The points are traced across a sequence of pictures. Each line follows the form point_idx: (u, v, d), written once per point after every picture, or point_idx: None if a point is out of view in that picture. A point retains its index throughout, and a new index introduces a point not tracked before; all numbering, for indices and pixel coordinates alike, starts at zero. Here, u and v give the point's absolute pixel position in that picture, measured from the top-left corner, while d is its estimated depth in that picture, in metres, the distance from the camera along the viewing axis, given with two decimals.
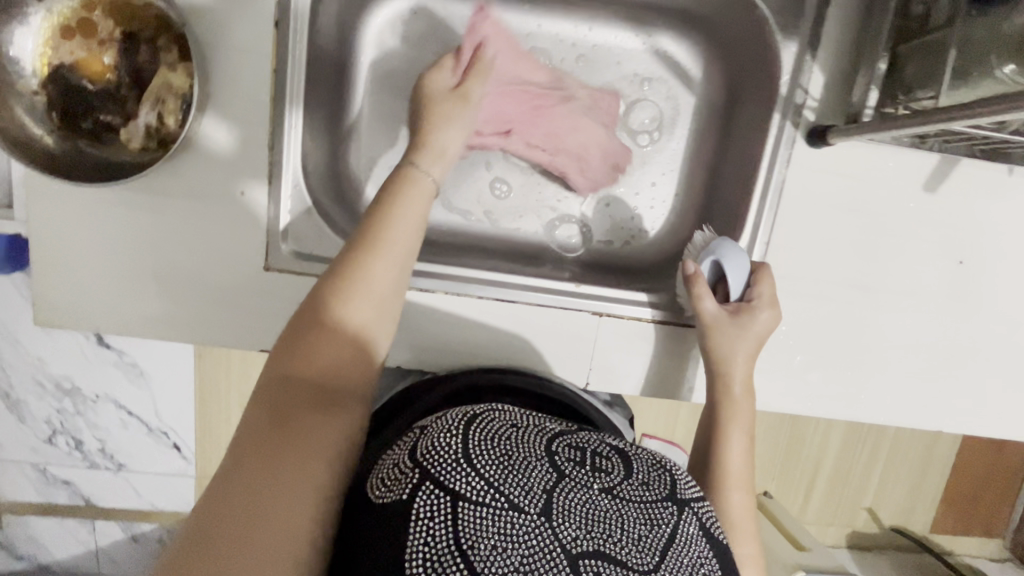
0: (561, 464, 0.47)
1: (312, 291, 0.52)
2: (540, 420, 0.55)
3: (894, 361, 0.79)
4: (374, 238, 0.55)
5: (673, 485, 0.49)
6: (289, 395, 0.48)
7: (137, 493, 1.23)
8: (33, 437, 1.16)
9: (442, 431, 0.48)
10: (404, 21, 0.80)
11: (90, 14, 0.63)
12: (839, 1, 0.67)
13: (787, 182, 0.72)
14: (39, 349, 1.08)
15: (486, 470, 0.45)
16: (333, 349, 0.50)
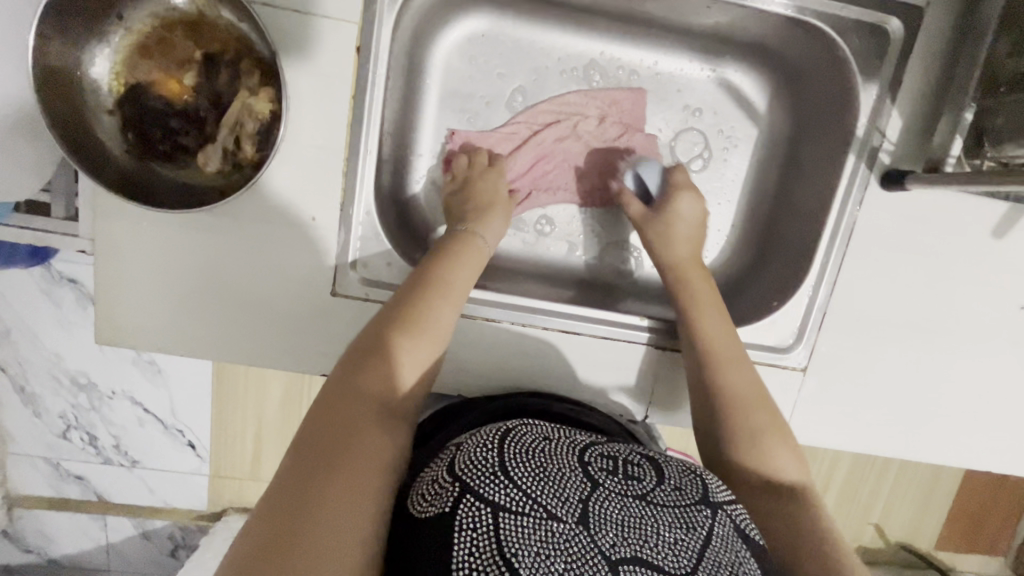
0: (593, 475, 0.50)
1: (385, 318, 0.58)
2: (570, 434, 0.57)
3: (947, 402, 0.79)
4: (442, 279, 0.63)
5: (705, 489, 0.51)
6: (353, 411, 0.51)
7: (152, 491, 1.13)
8: (47, 432, 1.07)
9: (479, 446, 0.51)
10: (471, 44, 0.78)
11: (170, 33, 0.61)
12: (922, 48, 0.66)
13: (857, 224, 0.72)
14: (55, 341, 0.99)
15: (523, 483, 0.48)
16: (391, 374, 0.55)
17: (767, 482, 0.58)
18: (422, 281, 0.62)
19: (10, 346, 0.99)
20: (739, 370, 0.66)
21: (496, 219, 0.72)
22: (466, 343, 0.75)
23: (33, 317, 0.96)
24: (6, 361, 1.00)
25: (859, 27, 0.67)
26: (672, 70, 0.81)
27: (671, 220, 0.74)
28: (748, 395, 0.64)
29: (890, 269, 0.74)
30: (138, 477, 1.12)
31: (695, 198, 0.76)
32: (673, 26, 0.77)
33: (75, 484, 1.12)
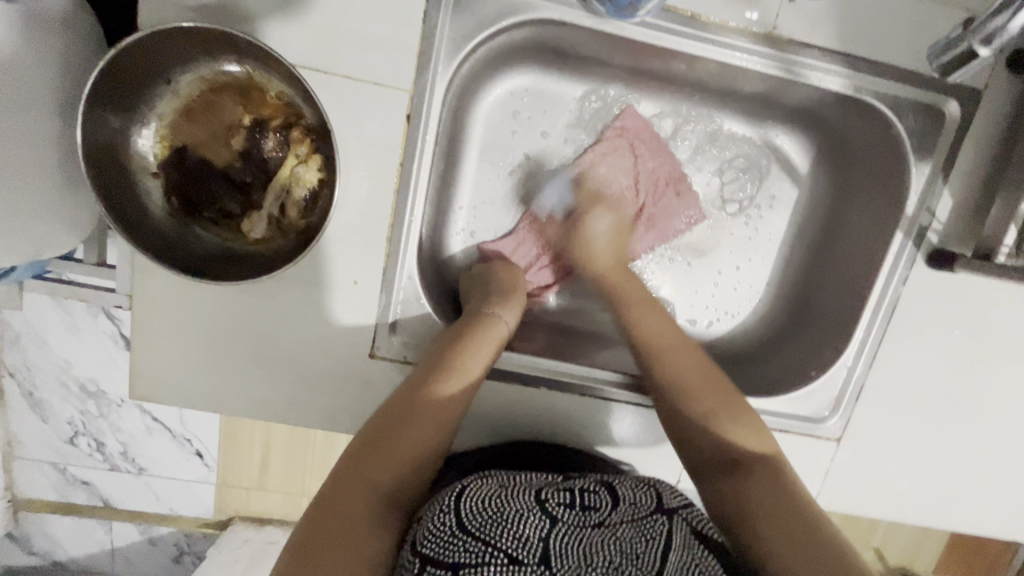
0: (551, 510, 0.53)
1: (397, 399, 0.59)
2: (522, 477, 0.60)
3: (982, 478, 0.78)
4: (457, 360, 0.62)
5: (657, 500, 0.58)
6: (347, 495, 0.52)
7: (158, 497, 1.12)
8: (55, 439, 1.05)
9: (436, 510, 0.52)
10: (516, 98, 0.76)
11: (219, 97, 0.60)
12: (976, 134, 0.66)
13: (900, 301, 0.71)
14: (66, 351, 0.97)
15: (482, 535, 0.49)
16: (393, 459, 0.55)
17: (765, 519, 0.53)
18: (435, 363, 0.61)
19: (19, 350, 0.96)
20: (708, 401, 0.63)
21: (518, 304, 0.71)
22: (497, 401, 0.75)
23: (44, 324, 0.94)
24: (14, 366, 0.98)
25: (915, 107, 0.66)
26: (714, 129, 0.80)
27: (585, 244, 0.74)
28: (730, 429, 0.60)
29: (927, 346, 0.73)
30: (144, 482, 1.10)
31: (609, 213, 0.75)
32: (723, 90, 0.75)
33: (81, 490, 1.11)
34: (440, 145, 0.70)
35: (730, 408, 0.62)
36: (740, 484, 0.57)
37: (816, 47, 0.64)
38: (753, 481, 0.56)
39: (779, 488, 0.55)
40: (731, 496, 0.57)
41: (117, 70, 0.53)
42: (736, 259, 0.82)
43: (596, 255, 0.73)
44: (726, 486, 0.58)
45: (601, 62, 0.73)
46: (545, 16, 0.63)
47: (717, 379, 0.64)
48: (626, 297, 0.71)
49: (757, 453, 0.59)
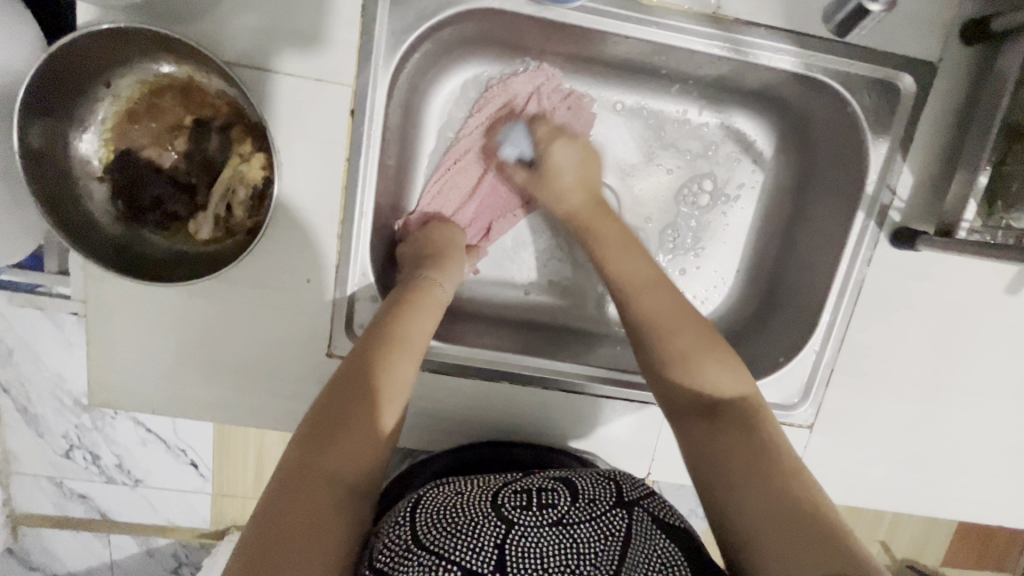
0: (506, 514, 0.53)
1: (343, 378, 0.55)
2: (482, 481, 0.60)
3: (962, 460, 0.76)
4: (397, 333, 0.60)
5: (617, 493, 0.58)
6: (306, 483, 0.49)
7: (154, 508, 1.11)
8: (50, 452, 1.05)
9: (393, 526, 0.52)
10: (469, 92, 0.75)
11: (160, 99, 0.60)
12: (932, 108, 0.65)
13: (866, 281, 0.70)
14: (62, 366, 0.97)
15: (436, 546, 0.49)
16: (353, 443, 0.52)
17: (721, 460, 0.50)
18: (378, 337, 0.59)
19: (10, 365, 0.96)
20: (683, 341, 0.57)
21: (455, 266, 0.70)
22: (465, 397, 0.73)
23: (35, 338, 0.94)
24: (9, 382, 0.98)
25: (869, 83, 0.65)
26: (671, 116, 0.78)
27: (551, 168, 0.72)
28: (694, 365, 0.56)
29: (897, 326, 0.71)
30: (142, 495, 1.10)
31: (577, 145, 0.73)
32: (677, 75, 0.74)
33: (79, 503, 1.10)
34: (392, 142, 0.70)
35: (705, 361, 0.56)
36: (713, 430, 0.52)
37: (763, 25, 0.63)
38: (717, 425, 0.52)
39: (744, 432, 0.51)
40: (693, 443, 0.53)
41: (49, 74, 0.53)
42: (632, 186, 0.80)
43: (563, 185, 0.71)
44: (693, 423, 0.54)
45: (551, 51, 0.72)
46: (483, 6, 0.62)
47: (678, 311, 0.59)
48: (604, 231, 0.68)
49: (737, 401, 0.54)
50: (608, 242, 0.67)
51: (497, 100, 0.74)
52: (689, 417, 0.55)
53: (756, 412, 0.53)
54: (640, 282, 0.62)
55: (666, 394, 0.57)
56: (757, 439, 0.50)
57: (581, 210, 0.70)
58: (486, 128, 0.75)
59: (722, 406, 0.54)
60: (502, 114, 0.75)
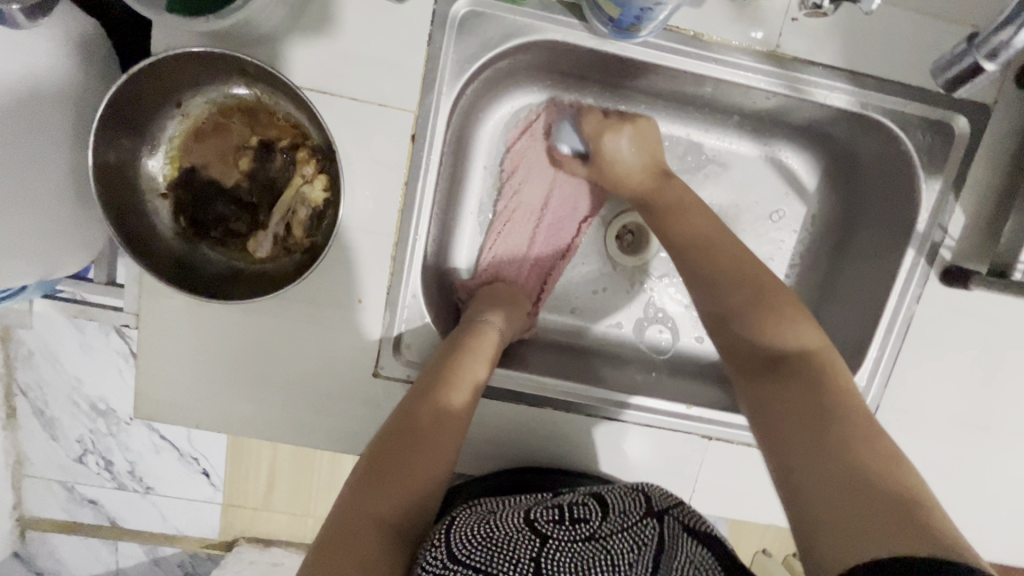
0: (540, 528, 0.54)
1: (394, 424, 0.57)
2: (513, 501, 0.61)
3: (1005, 505, 0.75)
4: (453, 375, 0.61)
5: (647, 505, 0.59)
6: (354, 528, 0.50)
7: (163, 516, 1.11)
8: (63, 456, 1.05)
9: (429, 543, 0.52)
10: (521, 120, 0.76)
11: (227, 119, 0.61)
12: (987, 152, 0.66)
13: (915, 318, 0.70)
14: (78, 370, 0.98)
15: (474, 561, 0.50)
16: (398, 486, 0.53)
17: (791, 435, 0.50)
18: (433, 378, 0.61)
19: (31, 368, 0.98)
20: (745, 291, 0.59)
21: (509, 314, 0.71)
22: (504, 421, 0.72)
23: (56, 342, 0.95)
24: (27, 384, 0.99)
25: (923, 122, 0.65)
26: (716, 146, 0.79)
27: (614, 164, 0.73)
28: (771, 321, 0.57)
29: (944, 365, 0.71)
30: (150, 502, 1.09)
31: (630, 128, 0.72)
32: (726, 109, 0.75)
33: (88, 508, 1.10)
34: (446, 167, 0.70)
35: (778, 317, 0.57)
36: (779, 384, 0.54)
37: (821, 63, 0.64)
38: (786, 384, 0.54)
39: (810, 389, 0.52)
40: (762, 397, 0.55)
41: (130, 94, 0.54)
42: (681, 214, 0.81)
43: (624, 175, 0.72)
44: (761, 391, 0.55)
45: (603, 81, 0.73)
46: (547, 38, 0.63)
47: (740, 248, 0.62)
48: (674, 198, 0.68)
49: (793, 353, 0.55)
50: (672, 207, 0.67)
51: (525, 151, 0.77)
52: (755, 372, 0.57)
53: (824, 368, 0.53)
54: (729, 254, 0.62)
55: (731, 349, 0.60)
56: (827, 397, 0.51)
57: (646, 188, 0.70)
58: (518, 183, 0.77)
59: (794, 360, 0.55)
60: (535, 162, 0.78)
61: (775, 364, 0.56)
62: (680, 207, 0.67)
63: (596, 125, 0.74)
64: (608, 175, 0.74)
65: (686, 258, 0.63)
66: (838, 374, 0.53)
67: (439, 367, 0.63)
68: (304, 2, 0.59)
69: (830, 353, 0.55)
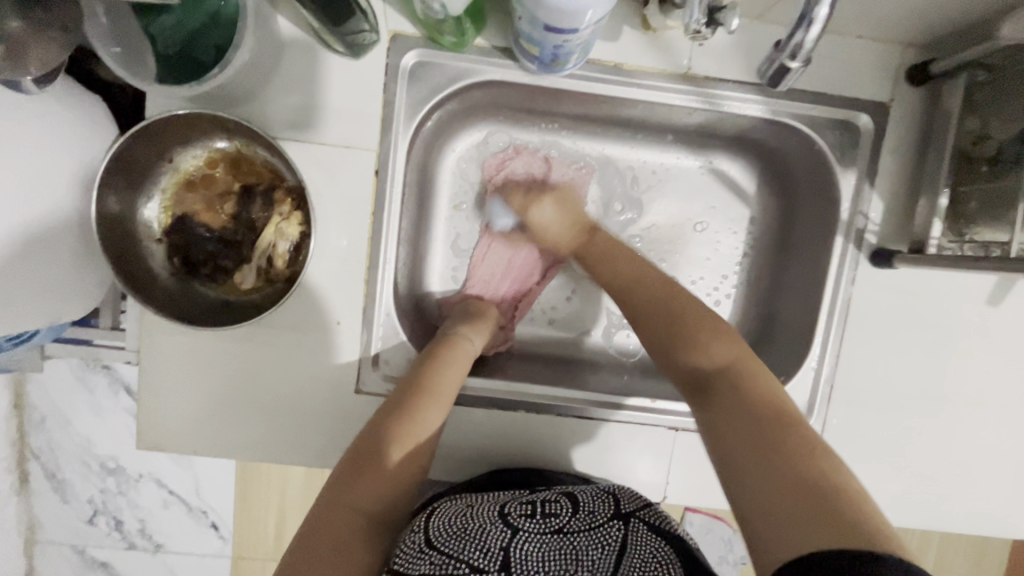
0: (512, 521, 0.59)
1: (375, 425, 0.62)
2: (493, 497, 0.66)
3: (972, 472, 0.77)
4: (430, 381, 0.66)
5: (615, 505, 0.63)
6: (335, 520, 0.55)
7: (173, 573, 1.13)
8: (75, 518, 1.09)
9: (408, 533, 0.58)
10: (479, 151, 0.85)
11: (213, 170, 0.70)
12: (892, 142, 0.73)
13: (853, 299, 0.75)
14: (89, 430, 1.04)
15: (447, 548, 0.55)
16: (377, 482, 0.58)
17: (732, 439, 0.54)
18: (413, 383, 0.66)
19: (42, 433, 1.04)
20: (665, 326, 0.65)
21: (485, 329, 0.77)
22: (480, 426, 0.77)
23: (67, 403, 1.02)
24: (39, 449, 1.05)
25: (831, 123, 0.73)
26: (659, 161, 0.87)
27: (540, 228, 0.81)
28: (693, 350, 0.62)
29: (887, 341, 0.76)
30: (161, 560, 1.12)
31: (549, 199, 0.81)
32: (661, 127, 0.83)
33: (99, 572, 1.12)
34: (410, 199, 0.78)
35: (698, 331, 0.62)
36: (709, 405, 0.58)
37: (732, 79, 0.72)
38: (715, 399, 0.58)
39: (738, 397, 0.56)
40: (699, 423, 0.59)
41: (129, 153, 0.63)
42: (634, 225, 0.87)
43: (552, 238, 0.81)
44: (699, 414, 0.59)
45: (548, 111, 0.82)
46: (487, 77, 0.72)
47: (672, 287, 0.68)
48: (593, 248, 0.77)
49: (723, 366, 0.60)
50: (606, 249, 0.75)
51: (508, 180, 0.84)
52: (693, 395, 0.61)
53: (745, 374, 0.58)
54: (647, 279, 0.69)
55: (670, 368, 0.64)
56: (754, 409, 0.54)
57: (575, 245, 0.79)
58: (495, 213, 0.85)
59: (715, 377, 0.59)
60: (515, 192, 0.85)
61: (703, 384, 0.60)
62: (607, 249, 0.75)
63: (522, 203, 0.82)
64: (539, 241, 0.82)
65: (635, 297, 0.69)
66: (757, 379, 0.58)
67: (419, 373, 0.67)
68: (273, 66, 0.68)
69: (757, 364, 0.60)
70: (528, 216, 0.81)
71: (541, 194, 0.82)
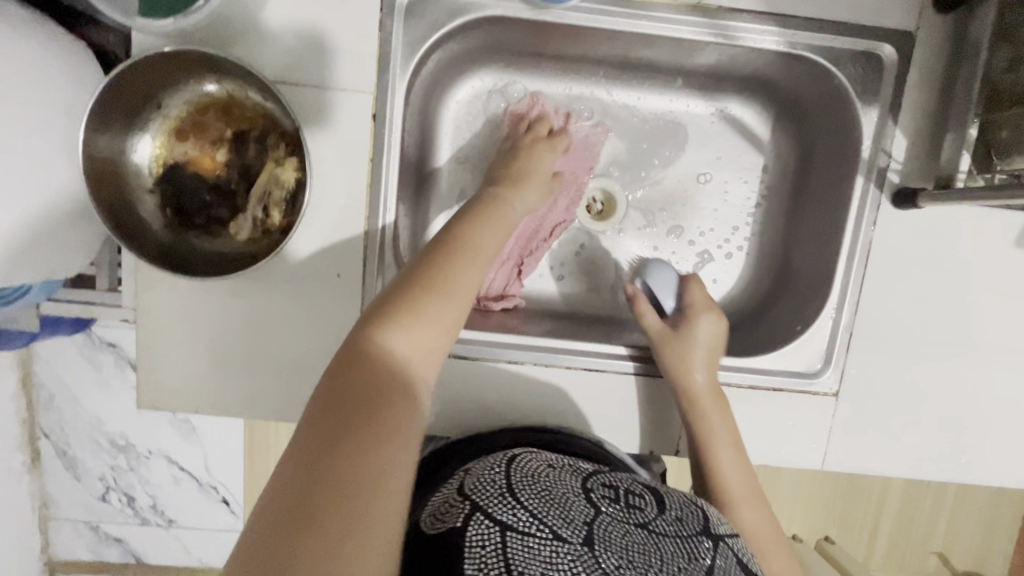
0: (596, 501, 0.54)
1: (405, 277, 0.52)
2: (572, 461, 0.62)
3: (997, 420, 0.75)
4: (465, 238, 0.57)
5: (706, 521, 0.56)
6: (364, 372, 0.45)
7: (186, 548, 1.13)
8: (87, 495, 1.09)
9: (488, 470, 0.55)
10: (480, 100, 0.81)
11: (203, 116, 0.67)
12: (916, 74, 0.69)
13: (875, 242, 0.72)
14: (97, 406, 1.03)
15: (531, 505, 0.51)
16: (412, 336, 0.48)
17: (732, 492, 0.69)
18: (444, 240, 0.56)
19: (53, 411, 1.03)
20: (732, 439, 0.71)
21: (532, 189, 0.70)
22: (487, 380, 0.74)
23: (75, 380, 1.01)
24: (50, 427, 1.04)
25: (851, 55, 0.69)
26: (669, 106, 0.83)
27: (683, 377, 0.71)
28: (728, 460, 0.70)
29: (910, 287, 0.73)
30: (174, 535, 1.12)
31: (716, 312, 0.75)
32: (670, 69, 0.79)
33: (114, 547, 1.13)
34: (410, 147, 0.75)
35: (734, 453, 0.70)
36: (734, 498, 0.68)
37: (746, 11, 0.69)
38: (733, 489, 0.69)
39: (757, 496, 0.69)
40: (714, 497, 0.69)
41: (114, 93, 0.60)
42: (642, 175, 0.84)
43: (693, 364, 0.71)
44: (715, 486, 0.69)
45: (552, 54, 0.78)
46: (487, 13, 0.69)
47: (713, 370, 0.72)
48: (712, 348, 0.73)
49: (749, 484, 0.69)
50: (709, 345, 0.73)
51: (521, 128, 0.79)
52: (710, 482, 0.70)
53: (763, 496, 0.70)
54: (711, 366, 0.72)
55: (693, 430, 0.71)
56: (760, 503, 0.69)
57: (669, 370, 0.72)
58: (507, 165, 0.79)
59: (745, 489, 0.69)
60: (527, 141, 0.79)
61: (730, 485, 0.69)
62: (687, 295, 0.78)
63: (704, 298, 0.77)
64: (680, 356, 0.72)
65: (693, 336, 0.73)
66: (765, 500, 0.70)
67: (450, 231, 0.58)
68: (260, 4, 0.65)
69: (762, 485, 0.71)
70: (685, 326, 0.74)
71: (711, 306, 0.76)
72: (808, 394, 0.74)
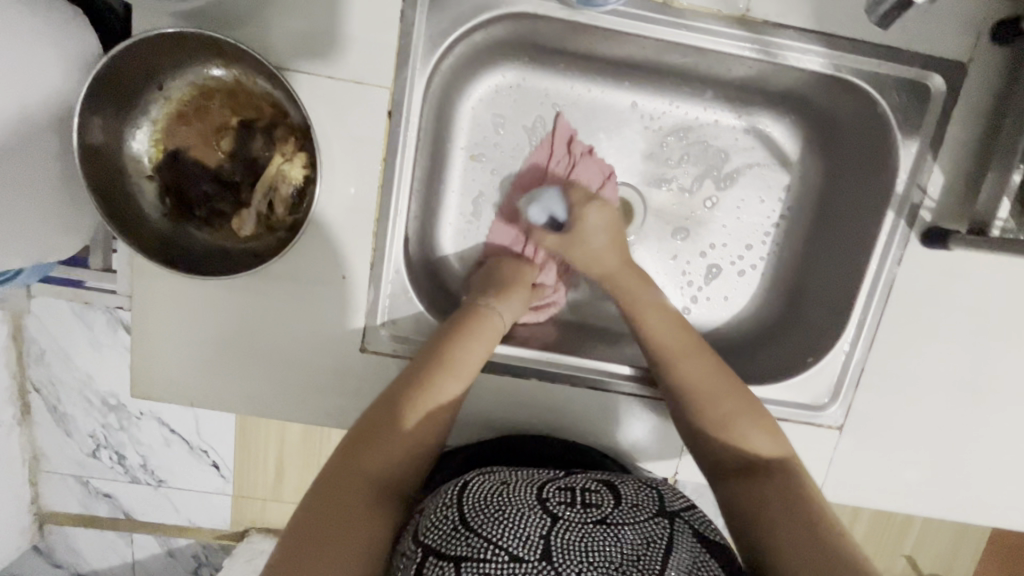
0: (551, 508, 0.50)
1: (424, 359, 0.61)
2: (528, 472, 0.58)
3: (994, 464, 0.75)
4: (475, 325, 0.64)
5: (660, 502, 0.53)
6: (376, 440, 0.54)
7: (176, 508, 1.13)
8: (78, 451, 1.08)
9: (440, 506, 0.52)
10: (499, 96, 0.77)
11: (209, 101, 0.63)
12: (962, 111, 0.66)
13: (896, 280, 0.70)
14: (88, 365, 1.01)
15: (485, 531, 0.48)
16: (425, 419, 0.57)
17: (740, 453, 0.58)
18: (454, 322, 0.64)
19: (44, 366, 1.01)
20: (721, 401, 0.61)
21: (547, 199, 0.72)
22: (488, 395, 0.73)
23: (68, 340, 0.99)
24: (39, 382, 1.02)
25: (896, 80, 0.66)
26: (696, 115, 0.79)
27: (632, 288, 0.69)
28: (737, 423, 0.60)
29: (927, 326, 0.71)
30: (163, 494, 1.12)
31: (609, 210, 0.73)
32: (703, 79, 0.75)
33: (103, 502, 1.13)
34: (425, 144, 0.71)
35: (731, 412, 0.60)
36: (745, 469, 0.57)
37: (792, 27, 0.65)
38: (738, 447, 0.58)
39: (779, 466, 0.57)
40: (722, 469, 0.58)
41: (113, 74, 0.56)
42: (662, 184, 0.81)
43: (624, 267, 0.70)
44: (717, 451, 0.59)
45: (581, 54, 0.74)
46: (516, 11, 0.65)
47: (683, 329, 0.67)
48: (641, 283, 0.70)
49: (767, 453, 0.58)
50: (635, 286, 0.70)
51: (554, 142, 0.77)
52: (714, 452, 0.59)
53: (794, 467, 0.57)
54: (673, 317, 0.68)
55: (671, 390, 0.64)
56: (778, 472, 0.56)
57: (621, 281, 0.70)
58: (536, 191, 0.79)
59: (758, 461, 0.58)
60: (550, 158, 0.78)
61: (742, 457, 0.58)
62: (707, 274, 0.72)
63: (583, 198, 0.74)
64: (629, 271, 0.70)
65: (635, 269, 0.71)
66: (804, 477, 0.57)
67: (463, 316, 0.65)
68: None
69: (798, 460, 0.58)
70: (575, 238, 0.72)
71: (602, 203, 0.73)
72: (813, 427, 0.73)
